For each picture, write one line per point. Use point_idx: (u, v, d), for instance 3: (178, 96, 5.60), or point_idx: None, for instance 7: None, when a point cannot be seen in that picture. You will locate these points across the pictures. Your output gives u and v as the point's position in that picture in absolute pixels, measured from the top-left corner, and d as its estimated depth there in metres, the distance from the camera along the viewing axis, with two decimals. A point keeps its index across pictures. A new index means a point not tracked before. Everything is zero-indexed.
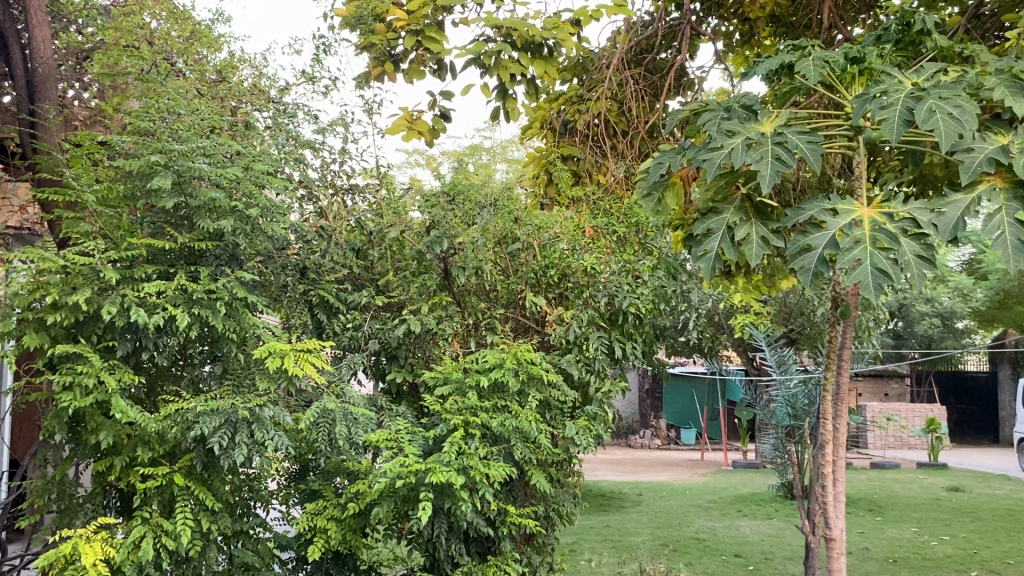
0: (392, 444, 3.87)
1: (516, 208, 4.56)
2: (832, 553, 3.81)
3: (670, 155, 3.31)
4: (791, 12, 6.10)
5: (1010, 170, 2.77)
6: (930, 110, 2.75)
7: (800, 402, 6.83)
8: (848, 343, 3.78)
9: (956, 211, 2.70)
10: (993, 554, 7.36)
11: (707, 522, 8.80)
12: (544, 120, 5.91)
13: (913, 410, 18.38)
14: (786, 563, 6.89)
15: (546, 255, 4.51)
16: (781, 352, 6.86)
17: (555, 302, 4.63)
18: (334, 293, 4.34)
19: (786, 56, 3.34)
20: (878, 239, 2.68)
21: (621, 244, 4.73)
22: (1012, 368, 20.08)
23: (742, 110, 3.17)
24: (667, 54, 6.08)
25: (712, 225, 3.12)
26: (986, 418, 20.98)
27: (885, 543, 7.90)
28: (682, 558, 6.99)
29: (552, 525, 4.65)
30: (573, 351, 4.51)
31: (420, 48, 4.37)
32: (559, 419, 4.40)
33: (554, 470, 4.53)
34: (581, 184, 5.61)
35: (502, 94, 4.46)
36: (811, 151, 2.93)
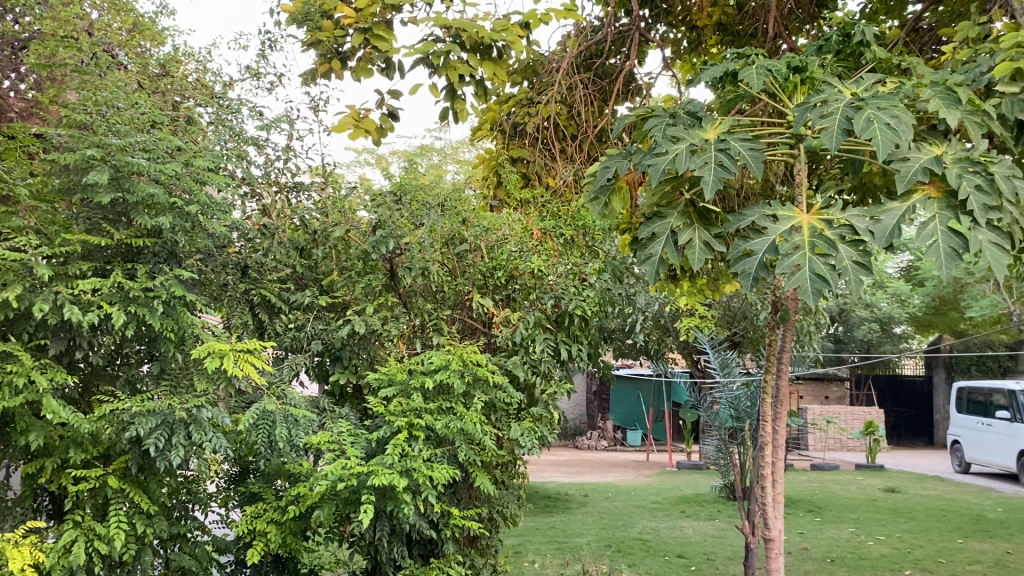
0: (334, 446, 3.82)
1: (465, 208, 4.57)
2: (771, 552, 3.86)
3: (617, 160, 3.33)
4: (737, 21, 6.25)
5: (944, 180, 2.83)
6: (868, 120, 2.81)
7: (742, 404, 6.93)
8: (788, 346, 3.87)
9: (892, 219, 2.73)
10: (925, 554, 7.56)
11: (651, 522, 8.89)
12: (494, 122, 5.90)
13: (852, 413, 18.83)
14: (727, 563, 6.99)
15: (494, 257, 4.51)
16: (725, 355, 6.97)
17: (501, 304, 4.65)
18: (276, 292, 4.27)
19: (730, 64, 3.42)
20: (817, 245, 2.74)
21: (569, 247, 4.76)
22: (947, 373, 20.70)
23: (687, 116, 3.21)
24: (616, 60, 6.14)
25: (657, 229, 3.15)
26: (921, 420, 21.59)
27: (822, 543, 8.05)
28: (626, 559, 7.05)
29: (496, 527, 4.68)
30: (519, 353, 4.50)
31: (368, 47, 4.31)
32: (504, 421, 4.40)
33: (499, 471, 4.55)
34: (530, 186, 5.63)
35: (450, 94, 4.43)
36: (753, 157, 2.97)
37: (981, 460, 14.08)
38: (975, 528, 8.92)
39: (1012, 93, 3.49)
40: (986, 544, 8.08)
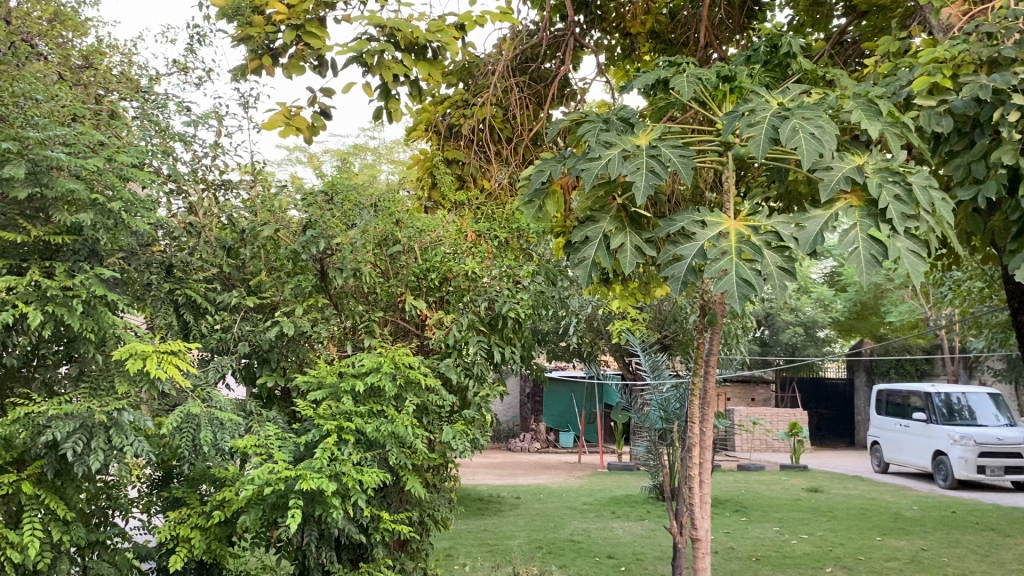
0: (261, 450, 3.74)
1: (398, 209, 4.53)
2: (698, 552, 3.93)
3: (551, 164, 3.34)
4: (671, 30, 6.38)
5: (865, 190, 2.91)
6: (793, 129, 2.89)
7: (672, 405, 7.06)
8: (716, 348, 3.97)
9: (815, 227, 2.82)
10: (846, 551, 7.79)
11: (582, 523, 8.95)
12: (429, 123, 5.85)
13: (777, 414, 19.30)
14: (655, 563, 7.08)
15: (427, 258, 4.49)
16: (656, 356, 7.05)
17: (435, 305, 4.62)
18: (202, 293, 4.16)
19: (662, 72, 3.47)
20: (743, 251, 2.79)
21: (503, 249, 4.78)
22: (867, 376, 21.38)
23: (620, 122, 3.24)
24: (551, 65, 6.19)
25: (589, 233, 3.18)
26: (843, 422, 22.26)
27: (748, 543, 8.22)
28: (556, 561, 7.07)
29: (427, 531, 4.66)
30: (451, 356, 4.48)
31: (300, 43, 4.23)
32: (436, 423, 4.37)
33: (430, 475, 4.53)
34: (465, 188, 5.62)
35: (384, 94, 4.39)
36: (683, 164, 3.02)
37: (899, 460, 14.58)
38: (893, 525, 9.22)
39: (930, 106, 3.64)
40: (903, 541, 8.36)
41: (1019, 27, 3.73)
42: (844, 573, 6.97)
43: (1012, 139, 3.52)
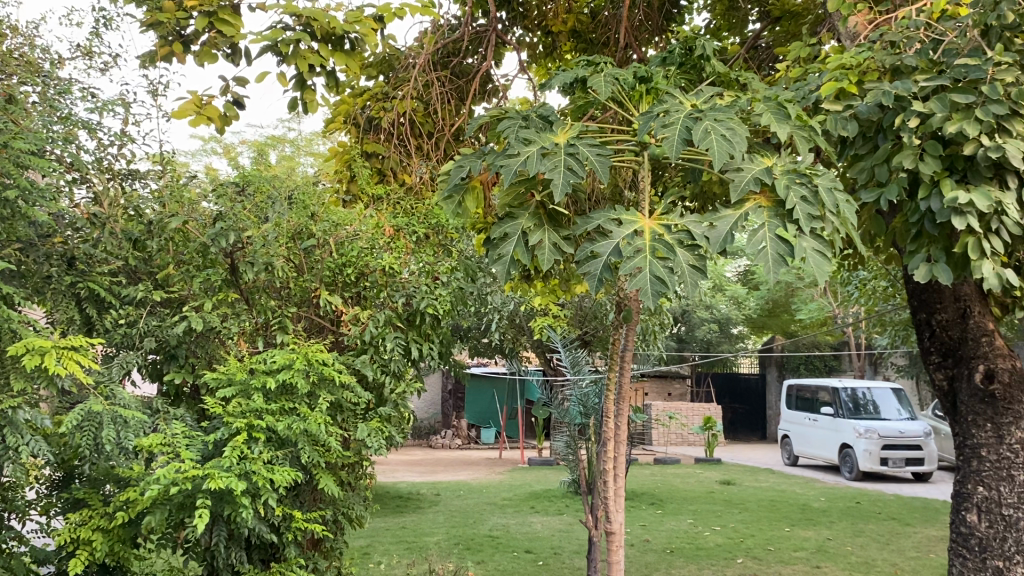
0: (167, 449, 3.62)
1: (314, 202, 4.44)
2: (612, 545, 4.00)
3: (471, 159, 3.32)
4: (591, 29, 6.45)
5: (773, 191, 2.99)
6: (705, 131, 2.96)
7: (590, 401, 7.15)
8: (631, 345, 4.10)
9: (725, 226, 2.85)
10: (756, 542, 8.02)
11: (501, 518, 8.99)
12: (347, 115, 5.76)
13: (692, 409, 19.73)
14: (573, 557, 7.15)
15: (343, 253, 4.39)
16: (575, 353, 7.26)
17: (351, 301, 4.56)
18: (105, 286, 4.02)
19: (580, 71, 3.51)
20: (657, 250, 2.84)
21: (420, 244, 4.71)
22: (778, 371, 22.07)
23: (539, 120, 3.26)
24: (473, 60, 6.19)
25: (508, 229, 3.17)
26: (754, 416, 22.91)
27: (663, 535, 8.38)
28: (474, 557, 7.07)
29: (341, 529, 4.61)
30: (367, 352, 4.44)
31: (213, 31, 4.10)
32: (350, 421, 4.31)
33: (345, 473, 4.47)
34: (384, 182, 5.56)
35: (299, 84, 4.27)
36: (600, 163, 3.05)
37: (807, 453, 15.10)
38: (800, 516, 9.53)
39: (836, 111, 3.77)
40: (810, 531, 8.66)
41: (919, 36, 3.89)
42: (754, 563, 7.17)
43: (912, 144, 3.65)
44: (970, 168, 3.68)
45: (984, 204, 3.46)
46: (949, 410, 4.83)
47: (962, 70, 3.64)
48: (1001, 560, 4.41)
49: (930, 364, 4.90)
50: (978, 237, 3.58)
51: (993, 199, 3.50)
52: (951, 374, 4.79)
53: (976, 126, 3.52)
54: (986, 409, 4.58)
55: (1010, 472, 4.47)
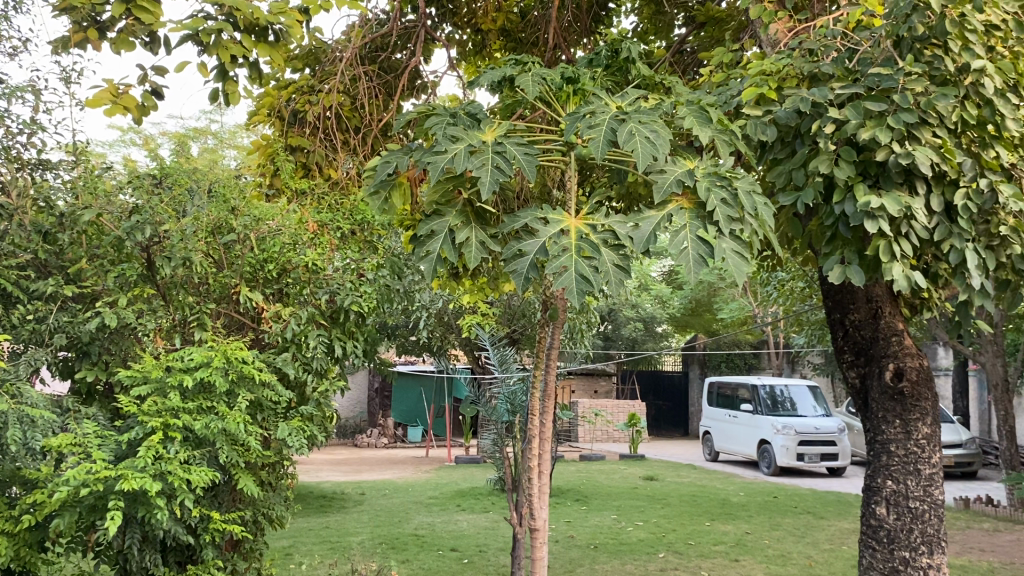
0: (77, 449, 3.50)
1: (234, 196, 4.39)
2: (536, 542, 4.03)
3: (398, 155, 3.28)
4: (521, 29, 6.51)
5: (695, 193, 3.04)
6: (630, 132, 3.01)
7: (518, 398, 7.20)
8: (557, 342, 4.13)
9: (649, 226, 2.89)
10: (677, 537, 8.18)
11: (426, 517, 8.96)
12: (272, 107, 5.62)
13: (618, 406, 19.99)
14: (498, 554, 7.17)
15: (264, 249, 4.31)
16: (503, 352, 7.28)
17: (272, 298, 4.46)
18: (13, 280, 3.85)
19: (508, 70, 3.52)
20: (582, 249, 2.87)
21: (345, 240, 4.69)
22: (701, 369, 22.55)
23: (466, 117, 3.26)
24: (401, 55, 6.18)
25: (435, 227, 3.14)
26: (677, 413, 23.36)
27: (588, 531, 8.48)
28: (399, 556, 7.03)
29: (261, 530, 4.52)
30: (290, 350, 4.36)
31: (130, 18, 3.97)
32: (271, 420, 4.23)
33: (265, 473, 4.38)
34: (309, 176, 5.47)
35: (221, 75, 4.16)
36: (527, 162, 3.05)
37: (728, 449, 15.46)
38: (720, 511, 9.76)
39: (756, 116, 3.90)
40: (729, 525, 8.87)
41: (835, 45, 4.05)
42: (675, 558, 7.30)
43: (828, 149, 3.79)
44: (881, 174, 3.82)
45: (895, 208, 3.59)
46: (861, 407, 5.01)
47: (875, 79, 3.79)
48: (908, 551, 4.58)
49: (844, 363, 5.07)
50: (889, 240, 3.72)
51: (903, 204, 3.64)
52: (863, 373, 4.97)
53: (888, 134, 3.65)
54: (895, 406, 4.76)
55: (916, 466, 4.66)
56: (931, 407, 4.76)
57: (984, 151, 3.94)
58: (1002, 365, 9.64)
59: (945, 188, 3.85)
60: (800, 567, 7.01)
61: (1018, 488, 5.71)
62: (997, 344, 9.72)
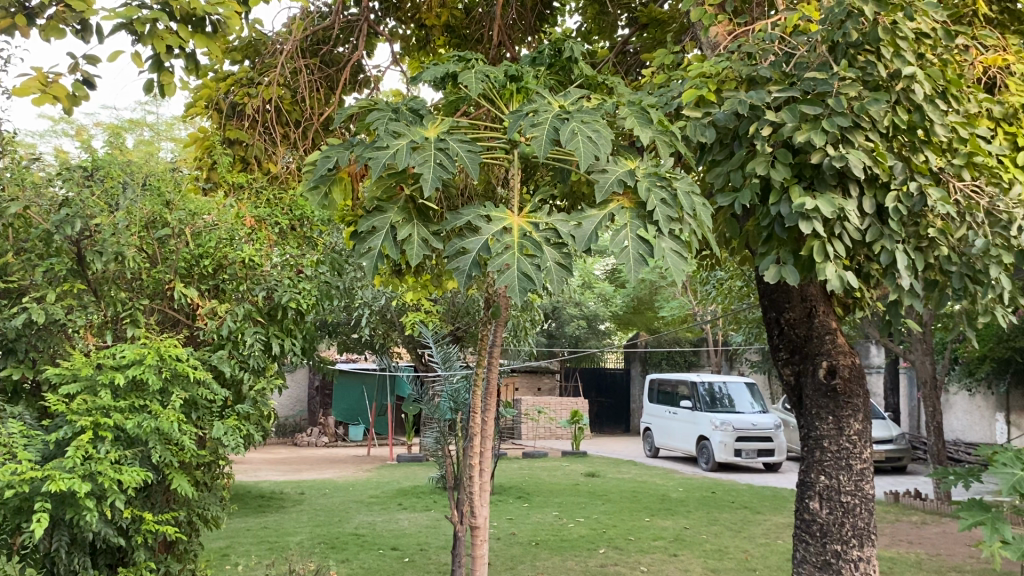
0: (2, 449, 3.40)
1: (169, 189, 4.28)
2: (476, 540, 4.01)
3: (339, 150, 3.23)
4: (465, 26, 6.49)
5: (636, 193, 3.07)
6: (572, 131, 3.03)
7: (461, 396, 7.19)
8: (499, 341, 4.13)
9: (591, 225, 2.93)
10: (617, 532, 8.26)
11: (367, 516, 8.89)
12: (209, 100, 5.49)
13: (561, 403, 20.06)
14: (439, 552, 7.15)
15: (200, 243, 4.22)
16: (447, 349, 7.28)
17: (208, 295, 4.36)
18: None
19: (451, 66, 3.52)
20: (525, 247, 2.87)
21: (283, 236, 4.64)
22: (642, 366, 22.82)
23: (409, 113, 3.23)
24: (344, 49, 6.14)
25: (376, 223, 3.10)
26: (619, 410, 23.61)
27: (529, 528, 8.51)
28: (338, 556, 6.96)
29: (196, 530, 4.43)
30: (226, 347, 4.27)
31: (61, 5, 3.84)
32: (206, 419, 4.14)
33: (200, 473, 4.29)
34: (248, 171, 5.37)
35: (155, 66, 4.05)
36: (471, 159, 3.06)
37: (668, 444, 15.66)
38: (659, 507, 9.89)
39: (696, 117, 3.97)
40: (668, 521, 9.00)
41: (773, 49, 4.13)
42: (615, 553, 7.38)
43: (765, 151, 3.87)
44: (816, 176, 3.90)
45: (829, 210, 3.67)
46: (796, 404, 5.12)
47: (811, 83, 3.87)
48: (840, 544, 4.69)
49: (779, 361, 5.20)
50: (823, 241, 3.81)
51: (836, 206, 3.73)
52: (798, 370, 5.09)
53: (822, 137, 3.74)
54: (828, 403, 4.88)
55: (848, 461, 4.78)
56: (863, 404, 4.88)
57: (915, 155, 4.02)
58: (931, 362, 9.97)
59: (877, 190, 3.96)
60: (736, 561, 7.14)
61: (944, 482, 5.91)
62: (926, 342, 10.05)
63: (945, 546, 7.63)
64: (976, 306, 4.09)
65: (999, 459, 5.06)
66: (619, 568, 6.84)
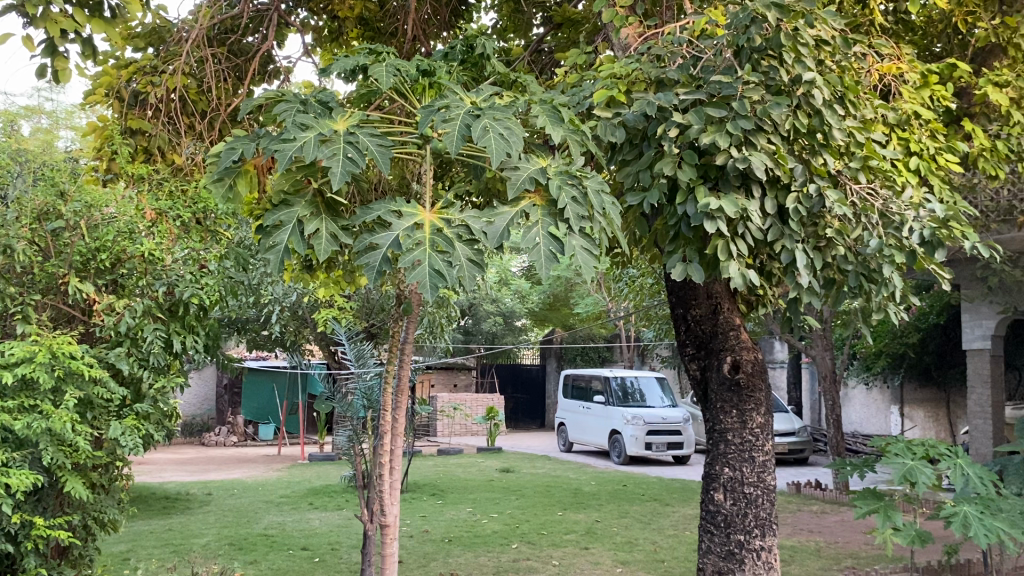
0: None
1: (65, 180, 4.13)
2: (386, 538, 3.98)
3: (244, 141, 3.16)
4: (379, 18, 6.44)
5: (547, 191, 3.10)
6: (484, 128, 3.03)
7: (375, 393, 7.13)
8: (411, 337, 4.11)
9: (503, 222, 2.93)
10: (530, 527, 8.32)
11: (277, 516, 8.73)
12: (110, 88, 5.25)
13: (477, 400, 20.04)
14: (350, 552, 7.07)
15: (97, 236, 4.08)
16: (360, 346, 7.17)
17: (106, 289, 4.21)
18: None
19: (361, 59, 3.47)
20: (437, 244, 2.85)
21: (185, 231, 4.44)
22: (557, 362, 23.06)
23: (318, 105, 3.17)
24: (253, 39, 6.02)
25: (282, 217, 3.04)
26: (534, 405, 23.80)
27: (442, 525, 8.48)
28: (246, 557, 6.80)
29: (92, 535, 4.28)
30: (124, 344, 4.13)
31: None
32: (103, 418, 4.01)
33: (97, 475, 4.13)
34: (150, 162, 5.16)
35: (49, 50, 3.88)
36: (380, 154, 3.03)
37: (581, 439, 15.85)
38: (572, 501, 10.00)
39: (606, 117, 4.04)
40: (580, 514, 9.12)
41: (681, 52, 4.22)
42: (527, 548, 7.42)
43: (672, 153, 3.96)
44: (721, 177, 4.01)
45: (731, 210, 3.78)
46: (701, 398, 5.26)
47: (716, 86, 3.98)
48: (743, 534, 4.83)
49: (685, 356, 5.33)
50: (726, 240, 3.91)
51: (740, 207, 3.84)
52: (703, 365, 5.22)
53: (726, 139, 3.85)
54: (732, 396, 5.02)
55: (751, 454, 4.93)
56: (764, 398, 5.05)
57: (814, 158, 4.16)
58: (830, 357, 10.38)
59: (778, 192, 4.09)
60: (645, 553, 7.28)
61: (842, 472, 6.15)
62: (826, 338, 10.46)
63: (843, 533, 7.94)
64: (870, 303, 4.29)
65: (891, 449, 5.27)
66: (531, 562, 6.89)
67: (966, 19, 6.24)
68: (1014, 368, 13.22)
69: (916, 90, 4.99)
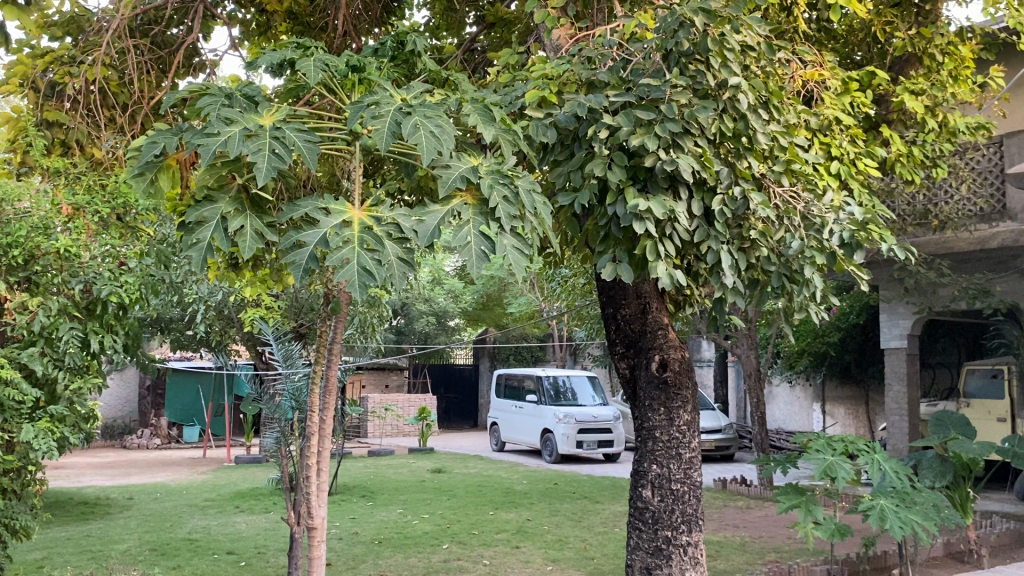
0: None
1: None
2: (313, 540, 3.93)
3: (166, 135, 3.06)
4: (309, 13, 6.33)
5: (478, 190, 3.09)
6: (414, 126, 3.01)
7: (303, 394, 7.02)
8: (339, 337, 4.05)
9: (433, 221, 2.92)
10: (461, 527, 8.31)
11: (201, 520, 8.51)
12: (24, 77, 4.95)
13: (409, 400, 19.89)
14: (276, 555, 6.94)
15: (8, 232, 3.93)
16: (288, 345, 7.03)
17: (17, 287, 4.07)
18: None
19: (289, 53, 3.42)
20: (365, 241, 2.82)
21: (104, 227, 4.33)
22: (490, 362, 23.08)
23: (243, 99, 3.11)
24: (178, 31, 5.87)
25: (205, 214, 2.96)
26: (467, 405, 23.80)
27: (372, 526, 8.40)
28: (168, 563, 6.63)
29: (3, 542, 4.12)
30: (38, 345, 3.99)
31: None
32: (14, 422, 3.88)
33: (7, 480, 3.99)
34: (68, 155, 4.96)
35: None
36: (308, 149, 2.98)
37: (513, 438, 15.90)
38: (503, 500, 10.04)
39: (538, 117, 4.05)
40: (512, 513, 9.14)
41: (611, 55, 4.29)
42: (458, 548, 7.41)
43: (602, 153, 3.99)
44: (650, 178, 4.06)
45: (659, 211, 3.84)
46: (630, 396, 5.33)
47: (645, 89, 4.04)
48: (670, 530, 4.91)
49: (615, 354, 5.39)
50: (655, 241, 3.96)
51: (668, 208, 3.89)
52: (633, 364, 5.30)
53: (655, 141, 3.91)
54: (660, 395, 5.10)
55: (678, 450, 5.01)
56: (691, 396, 5.15)
57: (739, 161, 4.23)
58: (755, 356, 10.62)
59: (704, 194, 4.16)
60: (575, 550, 7.34)
61: (765, 468, 6.31)
62: (752, 337, 10.69)
63: (767, 528, 8.15)
64: (792, 304, 4.38)
65: (813, 445, 5.43)
66: (462, 562, 6.87)
67: (884, 29, 6.45)
68: (927, 366, 13.75)
69: (837, 96, 5.13)
